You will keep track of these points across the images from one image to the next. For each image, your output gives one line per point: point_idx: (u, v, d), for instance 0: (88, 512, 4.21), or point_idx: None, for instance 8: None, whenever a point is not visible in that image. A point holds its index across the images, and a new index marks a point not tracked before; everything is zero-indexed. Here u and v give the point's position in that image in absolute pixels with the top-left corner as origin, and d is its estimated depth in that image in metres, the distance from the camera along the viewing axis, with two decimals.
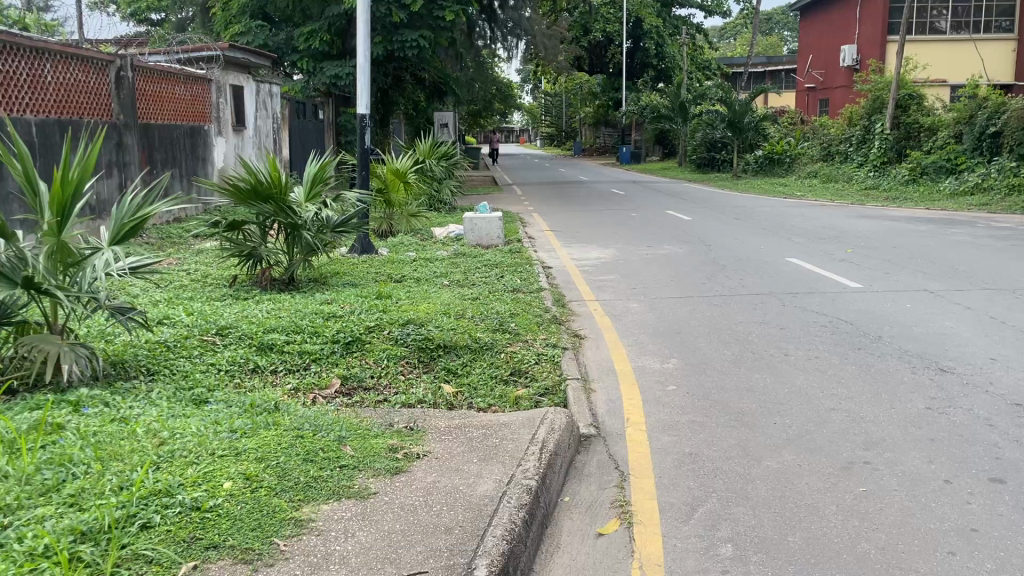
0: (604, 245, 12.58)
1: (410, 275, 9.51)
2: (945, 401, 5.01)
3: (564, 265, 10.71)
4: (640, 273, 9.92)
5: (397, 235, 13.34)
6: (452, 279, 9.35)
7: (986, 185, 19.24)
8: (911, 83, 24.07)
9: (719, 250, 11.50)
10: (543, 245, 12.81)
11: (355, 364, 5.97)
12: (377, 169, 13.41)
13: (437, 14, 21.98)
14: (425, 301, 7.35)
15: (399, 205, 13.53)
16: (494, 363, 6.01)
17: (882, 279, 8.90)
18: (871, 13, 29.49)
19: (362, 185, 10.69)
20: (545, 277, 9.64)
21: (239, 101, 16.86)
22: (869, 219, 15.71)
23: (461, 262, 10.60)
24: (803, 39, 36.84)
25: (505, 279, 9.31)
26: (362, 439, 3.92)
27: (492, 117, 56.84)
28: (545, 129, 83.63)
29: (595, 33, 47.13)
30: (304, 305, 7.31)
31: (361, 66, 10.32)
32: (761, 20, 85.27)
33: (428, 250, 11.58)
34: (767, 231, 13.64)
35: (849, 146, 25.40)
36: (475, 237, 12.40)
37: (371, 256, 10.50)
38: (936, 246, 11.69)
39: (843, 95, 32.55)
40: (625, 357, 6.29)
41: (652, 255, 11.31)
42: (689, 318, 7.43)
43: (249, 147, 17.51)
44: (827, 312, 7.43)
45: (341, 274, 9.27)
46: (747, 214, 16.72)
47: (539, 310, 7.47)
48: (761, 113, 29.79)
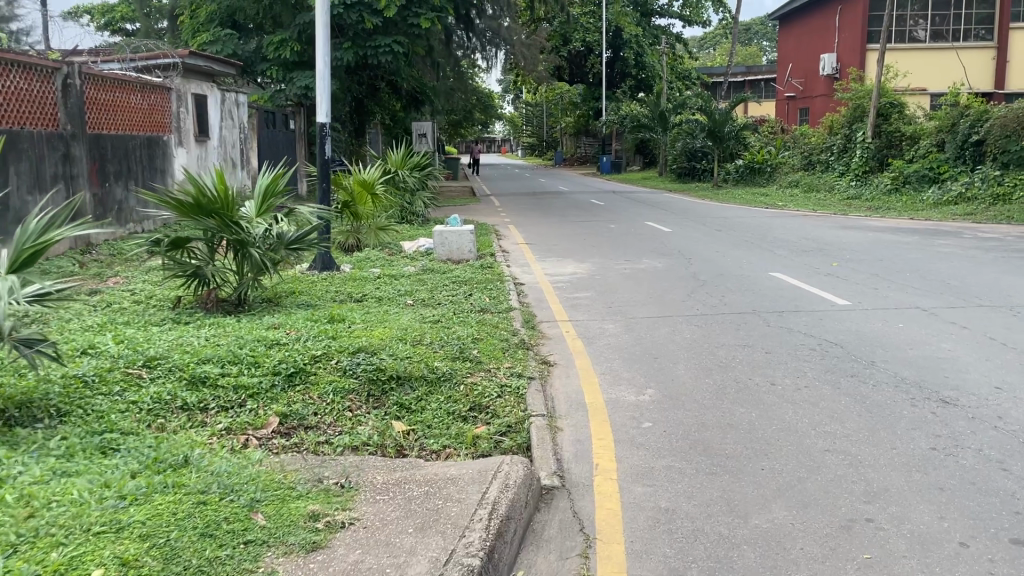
0: (580, 259, 12.04)
1: (371, 293, 8.91)
2: (952, 440, 4.48)
3: (537, 281, 10.15)
4: (617, 289, 9.39)
5: (364, 249, 12.73)
6: (416, 298, 8.76)
7: (970, 194, 18.91)
8: (892, 91, 23.81)
9: (700, 264, 11.00)
10: (517, 260, 12.24)
11: (296, 400, 5.37)
12: (343, 181, 12.75)
13: (412, 21, 21.43)
14: (381, 324, 6.76)
15: (367, 217, 12.95)
16: (451, 397, 5.41)
17: (872, 296, 8.40)
18: (851, 21, 29.32)
19: (323, 198, 10.09)
20: (515, 295, 9.08)
21: (202, 111, 16.27)
22: (853, 230, 15.30)
23: (429, 279, 10.03)
24: (783, 47, 36.65)
25: (474, 298, 8.75)
26: (279, 504, 3.34)
27: (472, 128, 56.43)
28: (526, 140, 83.38)
29: (574, 43, 46.84)
30: (248, 330, 6.70)
31: (320, 72, 9.78)
32: (740, 30, 85.63)
33: (395, 266, 10.98)
34: (750, 243, 13.16)
35: (830, 155, 25.09)
36: (444, 251, 11.81)
37: (332, 272, 9.90)
38: (925, 259, 11.24)
39: (823, 104, 32.34)
40: (597, 386, 5.73)
41: (630, 270, 10.80)
42: (667, 341, 6.89)
43: (214, 158, 16.90)
44: (815, 334, 6.90)
45: (297, 294, 8.66)
46: (728, 225, 16.26)
47: (506, 333, 6.90)
48: (742, 122, 29.42)
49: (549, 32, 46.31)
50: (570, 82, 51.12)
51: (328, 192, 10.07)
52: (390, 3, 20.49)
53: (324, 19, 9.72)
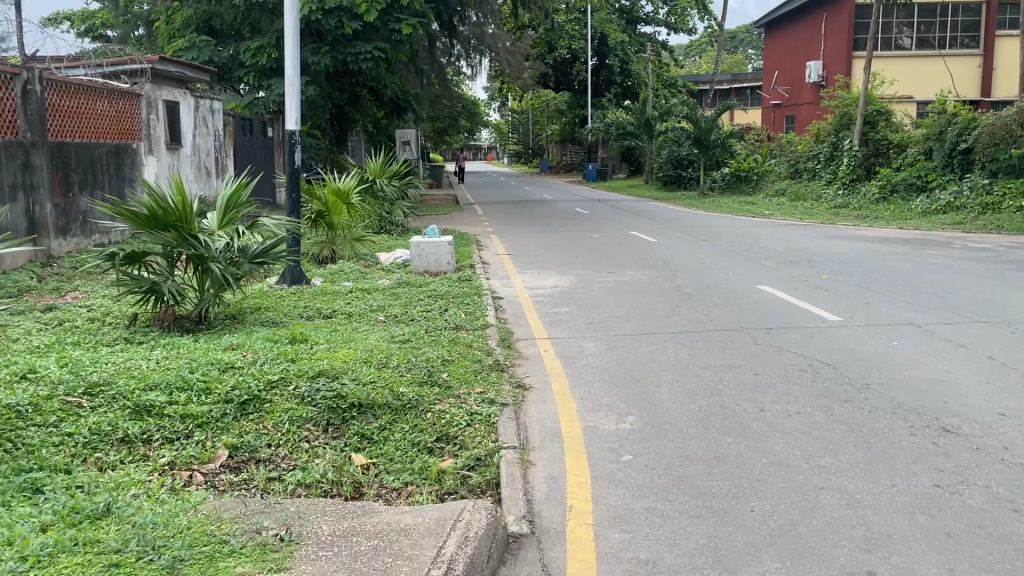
0: (562, 270, 11.67)
1: (341, 309, 8.50)
2: (956, 476, 4.13)
3: (517, 295, 9.76)
4: (599, 304, 9.02)
5: (339, 261, 12.32)
6: (388, 314, 8.37)
7: (958, 203, 18.70)
8: (878, 99, 23.63)
9: (685, 276, 10.65)
10: (497, 272, 11.87)
11: (248, 430, 4.96)
12: (315, 193, 12.29)
13: (393, 27, 20.97)
14: (346, 345, 6.35)
15: (343, 228, 12.54)
16: (416, 426, 5.01)
17: (864, 311, 8.07)
18: (837, 28, 29.19)
19: (293, 208, 9.67)
20: (492, 310, 8.69)
21: (175, 118, 15.86)
22: (841, 240, 15.03)
23: (403, 293, 9.63)
24: (768, 55, 36.52)
25: (450, 314, 8.37)
26: (207, 563, 2.94)
27: (457, 135, 56.07)
28: (512, 147, 83.14)
29: (560, 50, 46.61)
30: (203, 351, 6.28)
31: (289, 78, 9.42)
32: (725, 38, 85.90)
33: (369, 279, 10.57)
34: (737, 254, 12.83)
35: (817, 163, 24.87)
36: (421, 263, 11.41)
37: (301, 286, 9.49)
38: (917, 270, 10.95)
39: (809, 112, 32.18)
40: (574, 412, 5.34)
41: (613, 283, 10.43)
42: (650, 361, 6.51)
43: (187, 166, 16.46)
44: (805, 353, 6.55)
45: (262, 311, 8.23)
46: (715, 235, 15.95)
47: (480, 353, 6.52)
48: (727, 130, 29.27)
49: (535, 40, 46.06)
50: (555, 89, 50.87)
51: (298, 202, 9.67)
52: (370, 8, 20.06)
53: (292, 23, 9.35)
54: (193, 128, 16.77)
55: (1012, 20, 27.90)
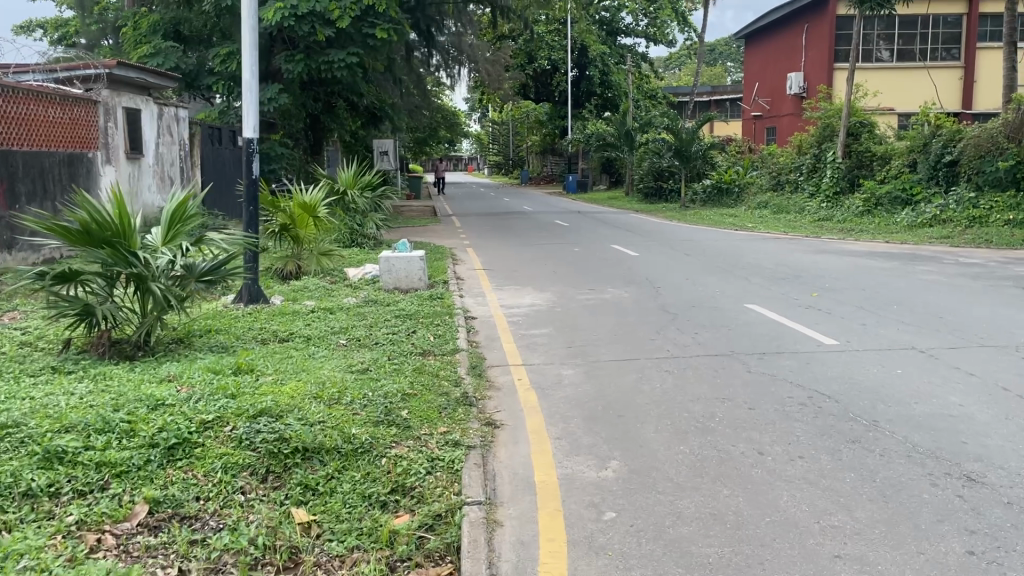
0: (540, 287, 11.08)
1: (300, 331, 7.84)
2: (993, 540, 3.56)
3: (491, 315, 9.15)
4: (579, 325, 8.43)
5: (305, 276, 11.71)
6: (350, 337, 7.72)
7: (944, 216, 18.31)
8: (861, 111, 23.29)
9: (670, 294, 10.10)
10: (471, 288, 11.27)
11: (173, 481, 4.29)
12: (279, 205, 11.66)
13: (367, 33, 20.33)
14: (297, 376, 5.70)
15: (309, 242, 11.99)
16: (369, 475, 4.36)
17: (863, 335, 7.52)
18: (818, 39, 28.93)
19: (250, 222, 9.00)
20: (464, 332, 8.08)
21: (136, 126, 15.20)
22: (827, 254, 14.57)
23: (370, 312, 8.97)
24: (749, 67, 36.27)
25: (418, 336, 7.71)
26: None
27: (437, 145, 55.52)
28: (492, 158, 82.61)
29: (540, 61, 46.19)
30: (135, 384, 5.60)
31: (247, 85, 8.83)
32: (705, 51, 86.04)
33: (335, 296, 9.93)
34: (722, 269, 12.31)
35: (799, 175, 24.51)
36: (391, 279, 10.76)
37: (260, 305, 8.82)
38: (910, 288, 10.45)
39: (790, 123, 31.89)
40: (550, 455, 4.71)
41: (594, 301, 9.86)
42: (635, 392, 5.91)
43: (148, 177, 15.76)
44: (804, 382, 5.98)
45: (212, 334, 7.56)
46: (699, 249, 15.43)
47: (448, 383, 5.89)
48: (709, 141, 28.77)
49: (514, 50, 45.63)
50: (535, 100, 50.43)
51: (256, 216, 9.01)
52: (343, 13, 19.42)
53: (251, 28, 8.80)
54: (155, 137, 16.07)
55: (993, 32, 27.74)
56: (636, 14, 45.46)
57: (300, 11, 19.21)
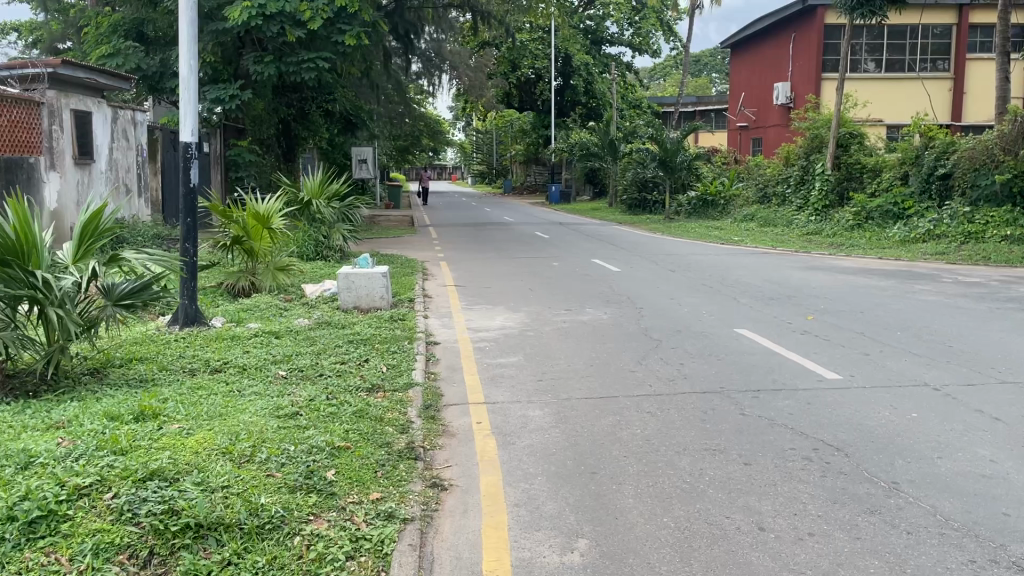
0: (513, 306, 10.25)
1: (236, 362, 6.95)
2: None
3: (456, 339, 8.30)
4: (552, 352, 7.59)
5: (260, 293, 10.83)
6: (292, 368, 6.84)
7: (938, 231, 17.68)
8: (851, 121, 22.65)
9: (654, 316, 9.29)
10: (438, 307, 10.42)
11: (25, 569, 3.30)
12: (231, 217, 10.76)
13: (339, 36, 19.48)
14: (210, 423, 4.78)
15: (265, 256, 11.13)
16: (275, 561, 3.44)
17: (868, 369, 6.72)
18: (805, 48, 28.35)
19: (187, 235, 8.09)
20: (423, 361, 7.21)
21: (86, 129, 14.25)
22: (819, 271, 13.83)
23: (322, 337, 8.09)
24: (735, 77, 35.67)
25: (371, 366, 6.86)
26: None
27: (419, 154, 54.70)
28: (477, 168, 81.91)
29: (522, 69, 45.38)
30: (11, 433, 4.62)
31: (184, 83, 7.93)
32: (691, 62, 85.79)
33: (286, 317, 9.04)
34: (709, 288, 11.51)
35: (787, 187, 23.83)
36: (351, 297, 9.89)
37: (197, 329, 7.94)
38: (913, 311, 9.69)
39: (776, 134, 31.25)
40: (504, 531, 3.84)
41: (570, 324, 9.04)
42: (611, 441, 5.06)
43: (101, 183, 14.80)
44: (808, 430, 5.15)
45: (133, 366, 6.64)
46: (684, 264, 14.63)
47: (391, 430, 5.03)
48: (694, 152, 28.13)
49: (498, 58, 44.91)
50: (519, 110, 49.71)
51: (194, 227, 8.11)
52: (314, 15, 18.56)
53: (190, 21, 7.94)
54: (108, 142, 15.14)
55: (983, 43, 27.32)
56: (620, 24, 44.87)
57: (268, 12, 18.30)
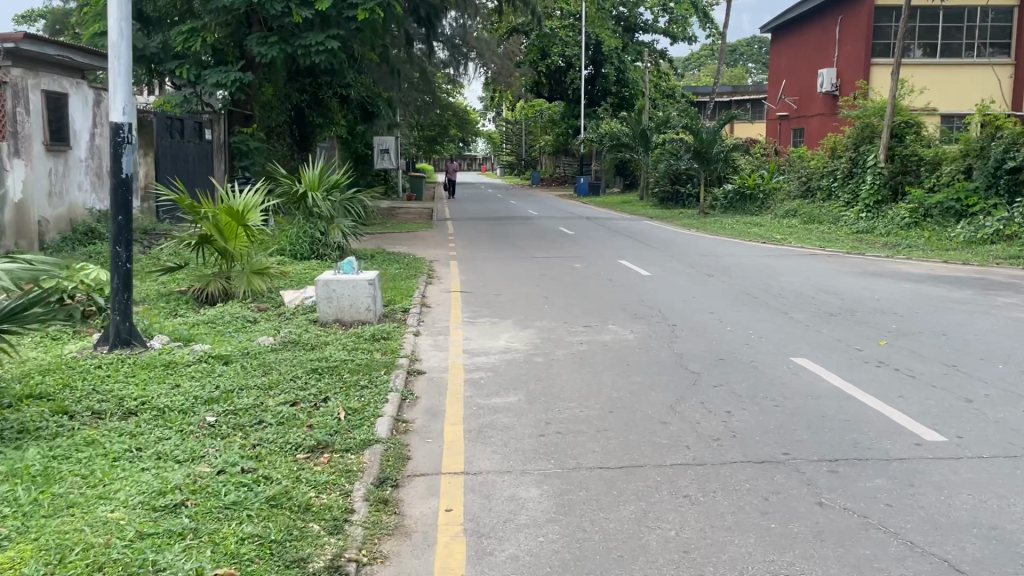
0: (522, 321, 8.68)
1: (156, 403, 5.44)
2: None
3: (446, 367, 6.76)
4: (563, 389, 6.00)
5: (231, 300, 9.37)
6: (226, 412, 5.33)
7: (1009, 232, 15.85)
8: (907, 109, 20.66)
9: (691, 337, 7.66)
10: (435, 319, 8.88)
11: None
12: (202, 212, 9.29)
13: (349, 15, 17.86)
14: (43, 527, 3.30)
15: (240, 256, 9.67)
16: None
17: (979, 428, 5.05)
18: (854, 31, 26.41)
19: (118, 236, 6.56)
20: (397, 401, 5.66)
21: (60, 112, 12.82)
22: (879, 277, 12.08)
23: (281, 363, 6.59)
24: (775, 64, 33.64)
25: (328, 410, 5.33)
26: None
27: (446, 145, 53.25)
28: (506, 159, 80.30)
29: (553, 57, 43.31)
30: None
31: (113, 51, 6.44)
32: (725, 51, 83.33)
33: (250, 335, 7.57)
34: (754, 300, 9.83)
35: (833, 181, 21.98)
36: (331, 308, 8.38)
37: (128, 353, 6.49)
38: (1009, 334, 7.96)
39: (820, 124, 29.27)
40: None
41: (587, 346, 7.44)
42: (633, 553, 3.48)
43: (79, 172, 13.43)
44: (919, 542, 3.55)
45: (17, 410, 5.17)
46: (723, 268, 12.94)
47: (316, 533, 3.51)
48: (732, 142, 26.37)
49: (526, 45, 43.18)
50: (549, 99, 47.95)
51: (128, 226, 6.59)
52: None
53: None
54: (88, 125, 13.76)
55: None
56: (654, 10, 42.88)
57: None
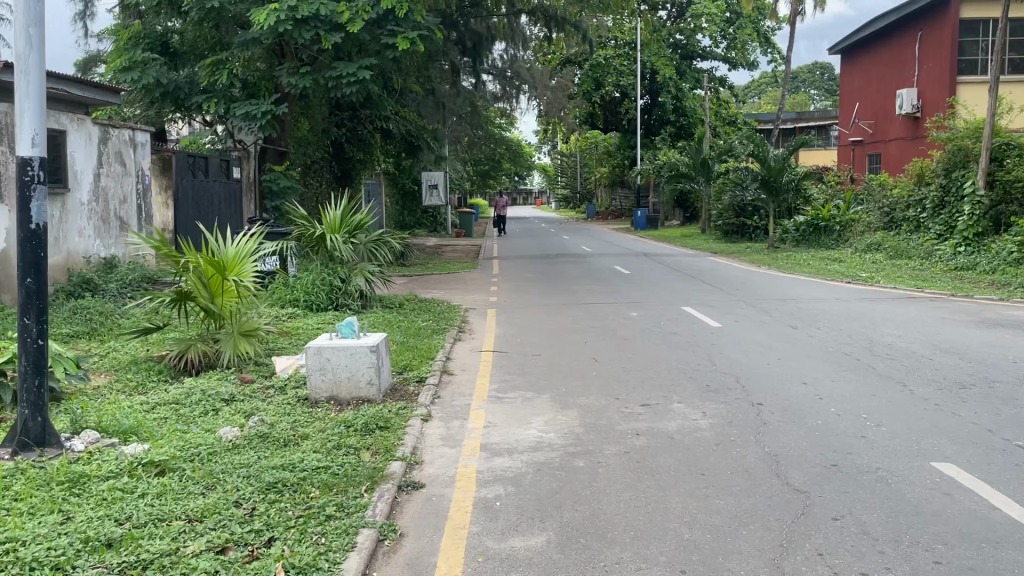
0: (564, 396, 6.90)
1: (27, 550, 3.79)
2: None
3: (456, 476, 5.01)
4: (611, 521, 4.21)
5: (214, 369, 7.81)
6: (120, 569, 3.67)
7: None
8: (1006, 131, 18.41)
9: (784, 428, 5.78)
10: (456, 394, 7.17)
11: None
12: (184, 263, 7.78)
13: (385, 44, 16.33)
14: None
15: (230, 316, 8.12)
16: None
17: None
18: (938, 47, 24.18)
19: (26, 305, 5.03)
20: (371, 546, 3.94)
21: (54, 151, 11.63)
22: (1002, 328, 9.96)
23: (234, 473, 4.90)
24: (846, 86, 31.37)
25: (263, 569, 3.63)
26: None
27: (500, 180, 51.90)
28: (562, 193, 78.86)
29: (608, 88, 41.59)
30: None
31: (20, 65, 4.96)
32: (787, 79, 80.76)
33: (213, 424, 5.95)
34: (856, 364, 7.85)
35: (922, 212, 19.78)
36: (325, 382, 6.75)
37: (31, 461, 4.91)
38: None
39: (899, 149, 26.91)
40: None
41: (646, 439, 5.63)
42: None
43: (79, 217, 12.16)
44: None
45: None
46: (808, 316, 10.98)
47: None
48: (803, 170, 24.32)
49: (580, 76, 41.71)
50: (604, 130, 46.29)
51: (40, 292, 5.05)
52: (355, 17, 15.45)
53: None
54: (92, 164, 12.54)
55: None
56: (713, 37, 40.99)
57: (299, 15, 15.42)
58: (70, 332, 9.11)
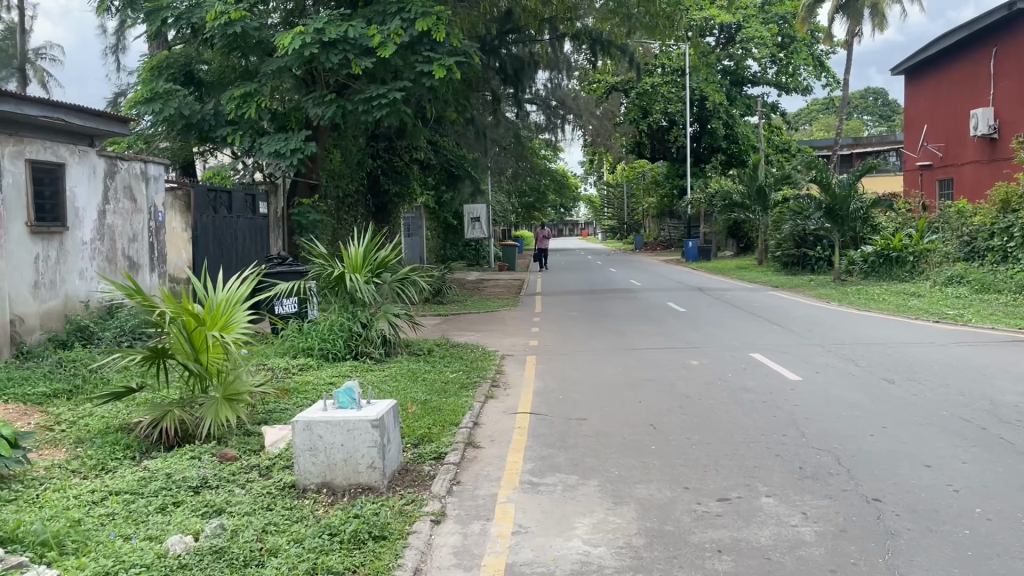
0: (617, 483, 5.42)
1: None
2: None
3: None
4: None
5: (192, 444, 6.48)
6: None
7: None
8: None
9: (920, 545, 4.19)
10: (482, 477, 5.74)
11: None
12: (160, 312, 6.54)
13: (419, 67, 15.00)
14: None
15: (218, 376, 6.82)
16: None
17: None
18: (1017, 65, 22.30)
19: None
20: None
21: (51, 187, 10.63)
22: None
23: None
24: (912, 109, 29.49)
25: None
26: None
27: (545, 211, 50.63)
28: (608, 224, 77.22)
29: (655, 115, 40.11)
30: None
31: None
32: (839, 104, 78.44)
33: (163, 529, 4.60)
34: (987, 437, 6.20)
35: (1009, 241, 17.94)
36: (315, 464, 5.37)
37: None
38: None
39: (974, 173, 25.01)
40: None
41: (733, 559, 4.11)
42: None
43: (79, 256, 11.10)
44: None
45: None
46: (902, 366, 9.30)
47: None
48: (871, 198, 22.59)
49: (626, 105, 40.42)
50: (652, 159, 44.81)
51: None
52: (387, 40, 14.35)
53: None
54: (96, 199, 11.51)
55: None
56: (763, 62, 39.37)
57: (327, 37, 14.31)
58: (45, 391, 7.91)
